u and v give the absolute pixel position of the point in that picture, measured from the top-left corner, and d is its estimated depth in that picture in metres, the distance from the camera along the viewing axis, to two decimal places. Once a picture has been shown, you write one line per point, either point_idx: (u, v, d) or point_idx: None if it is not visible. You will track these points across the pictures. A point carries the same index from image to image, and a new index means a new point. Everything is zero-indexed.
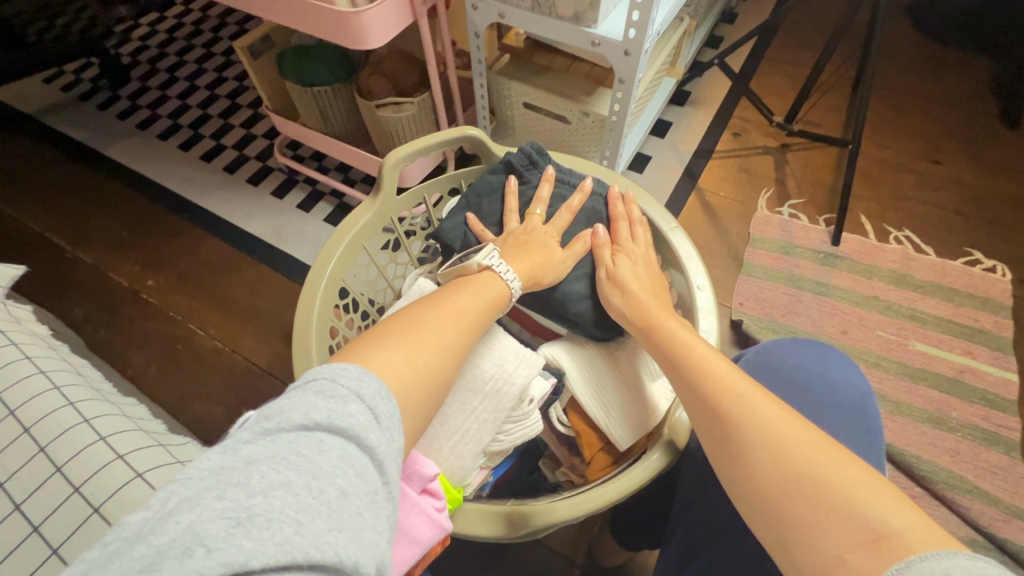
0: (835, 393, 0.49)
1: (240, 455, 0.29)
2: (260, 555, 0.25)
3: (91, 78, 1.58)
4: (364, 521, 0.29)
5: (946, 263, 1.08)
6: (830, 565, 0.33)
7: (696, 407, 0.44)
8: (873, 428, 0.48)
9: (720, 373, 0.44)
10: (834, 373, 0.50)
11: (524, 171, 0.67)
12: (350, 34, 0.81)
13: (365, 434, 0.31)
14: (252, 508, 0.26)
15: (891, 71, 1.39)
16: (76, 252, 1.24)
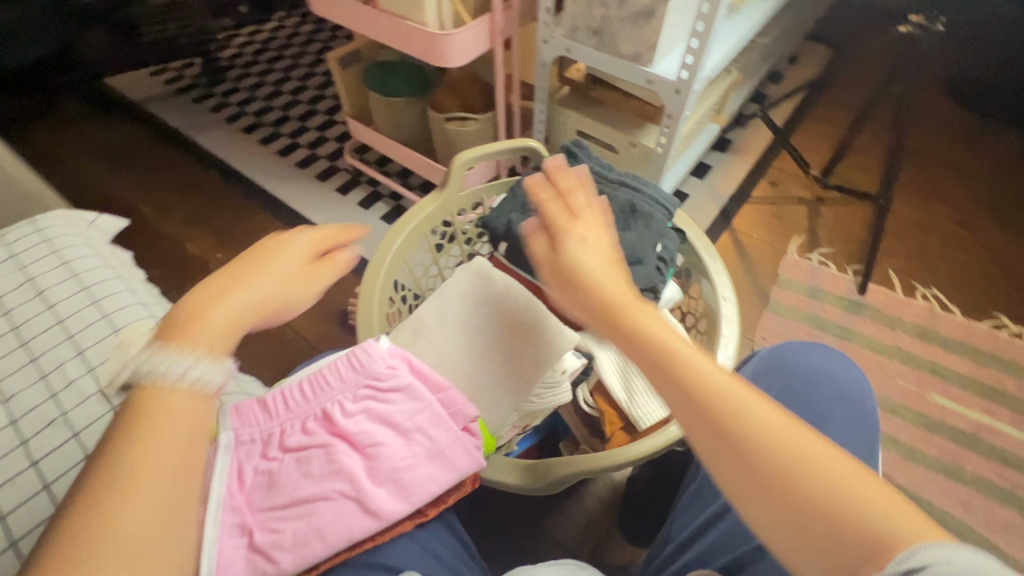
0: (837, 388, 0.53)
1: None
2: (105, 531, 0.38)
3: (191, 75, 1.78)
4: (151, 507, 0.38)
5: (972, 323, 1.11)
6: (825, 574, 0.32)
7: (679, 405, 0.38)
8: (869, 421, 0.52)
9: (701, 366, 0.38)
10: (839, 370, 0.54)
11: (565, 163, 0.70)
12: (436, 53, 0.93)
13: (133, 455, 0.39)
14: None
15: (929, 140, 1.44)
16: (159, 222, 1.38)
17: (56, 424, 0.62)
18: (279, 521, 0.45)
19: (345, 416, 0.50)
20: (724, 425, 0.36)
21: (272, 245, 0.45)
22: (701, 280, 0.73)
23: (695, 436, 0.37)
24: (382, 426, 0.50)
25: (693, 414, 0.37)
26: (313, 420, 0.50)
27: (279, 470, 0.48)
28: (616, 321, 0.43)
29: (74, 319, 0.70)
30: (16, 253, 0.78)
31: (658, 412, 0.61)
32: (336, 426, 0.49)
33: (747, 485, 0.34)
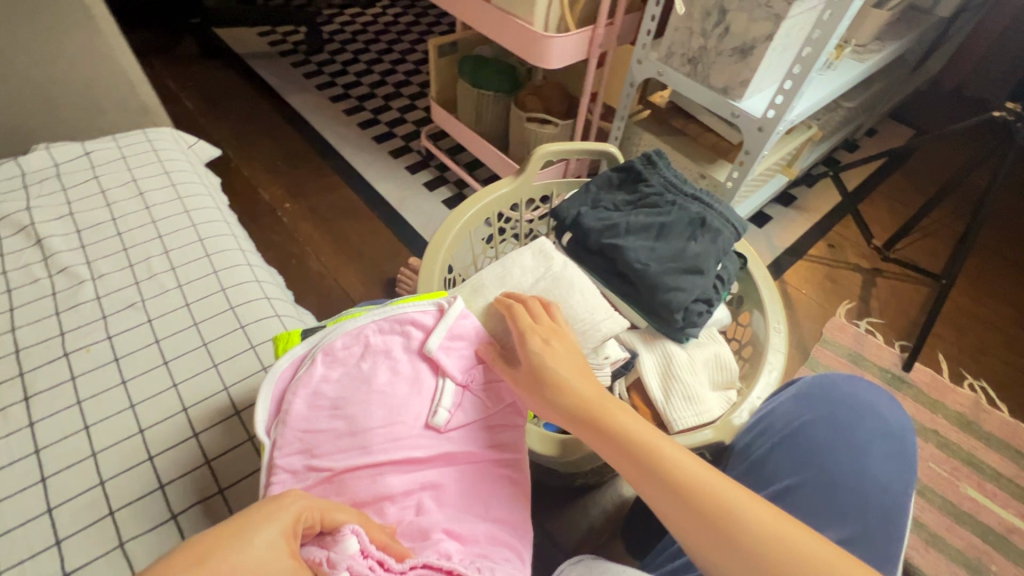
0: (879, 422, 0.53)
1: None
2: None
3: (294, 41, 1.90)
4: None
5: (1019, 425, 1.07)
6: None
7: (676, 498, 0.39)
8: (910, 460, 0.51)
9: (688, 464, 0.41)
10: (882, 404, 0.54)
11: (643, 170, 0.72)
12: (535, 52, 0.97)
13: None
14: None
15: (1000, 235, 1.41)
16: (240, 165, 1.47)
17: (135, 308, 0.67)
18: (325, 432, 0.48)
19: (403, 354, 0.54)
20: (706, 510, 0.38)
21: (235, 534, 0.32)
22: (753, 310, 0.73)
23: (673, 519, 0.39)
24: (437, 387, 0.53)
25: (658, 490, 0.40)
26: (388, 373, 0.52)
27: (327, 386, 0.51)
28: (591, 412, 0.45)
29: (167, 222, 0.77)
30: (126, 156, 0.85)
31: (692, 420, 0.62)
32: (392, 371, 0.52)
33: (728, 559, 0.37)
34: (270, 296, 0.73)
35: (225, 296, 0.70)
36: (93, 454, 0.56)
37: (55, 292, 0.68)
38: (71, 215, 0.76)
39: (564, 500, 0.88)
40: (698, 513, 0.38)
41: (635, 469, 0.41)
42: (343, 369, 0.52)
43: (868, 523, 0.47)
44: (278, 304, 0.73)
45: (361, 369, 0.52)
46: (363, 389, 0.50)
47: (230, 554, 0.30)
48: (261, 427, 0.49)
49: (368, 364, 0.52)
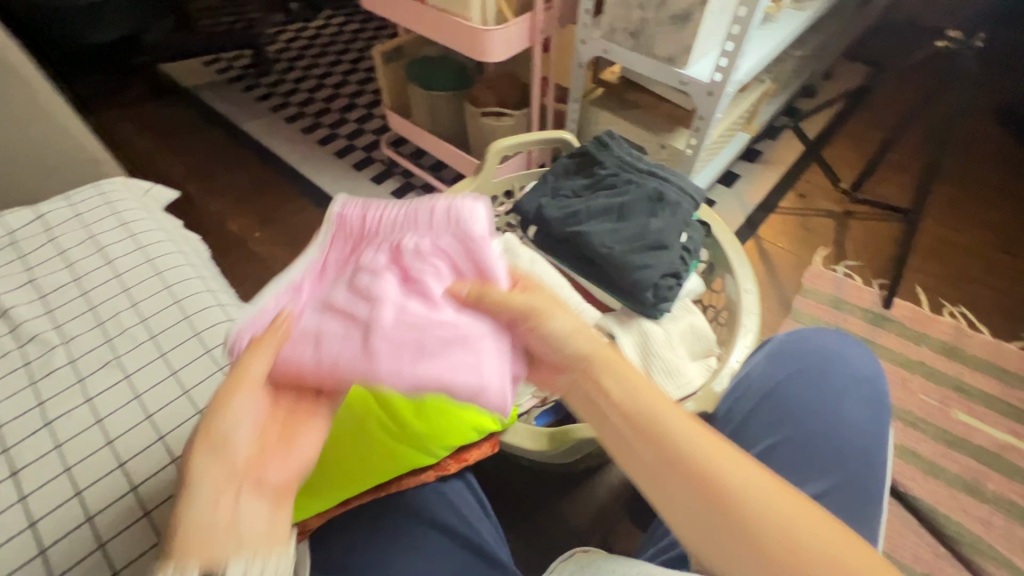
0: (850, 370, 0.55)
1: None
2: None
3: (241, 66, 1.87)
4: None
5: (1000, 343, 1.09)
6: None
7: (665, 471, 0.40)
8: (881, 404, 0.53)
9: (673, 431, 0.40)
10: (850, 351, 0.56)
11: (598, 153, 0.72)
12: (478, 47, 0.97)
13: None
14: None
15: (964, 160, 1.43)
16: (204, 200, 1.46)
17: (111, 366, 0.67)
18: (315, 316, 0.45)
19: (417, 258, 0.46)
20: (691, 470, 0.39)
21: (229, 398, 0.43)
22: (724, 275, 0.74)
23: (660, 476, 0.40)
24: (426, 311, 0.44)
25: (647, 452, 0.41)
26: (396, 245, 0.48)
27: (350, 275, 0.47)
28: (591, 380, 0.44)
29: (131, 274, 0.76)
30: (79, 212, 0.84)
31: (674, 393, 0.63)
32: (388, 276, 0.45)
33: (705, 520, 0.38)
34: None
35: (199, 336, 0.70)
36: (88, 518, 0.56)
37: (27, 363, 0.67)
38: (33, 282, 0.75)
39: (570, 486, 0.89)
40: (706, 497, 0.38)
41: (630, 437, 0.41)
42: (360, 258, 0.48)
43: (851, 470, 0.48)
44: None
45: (372, 262, 0.47)
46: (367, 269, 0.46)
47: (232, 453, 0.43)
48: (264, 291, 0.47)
49: (382, 264, 0.46)
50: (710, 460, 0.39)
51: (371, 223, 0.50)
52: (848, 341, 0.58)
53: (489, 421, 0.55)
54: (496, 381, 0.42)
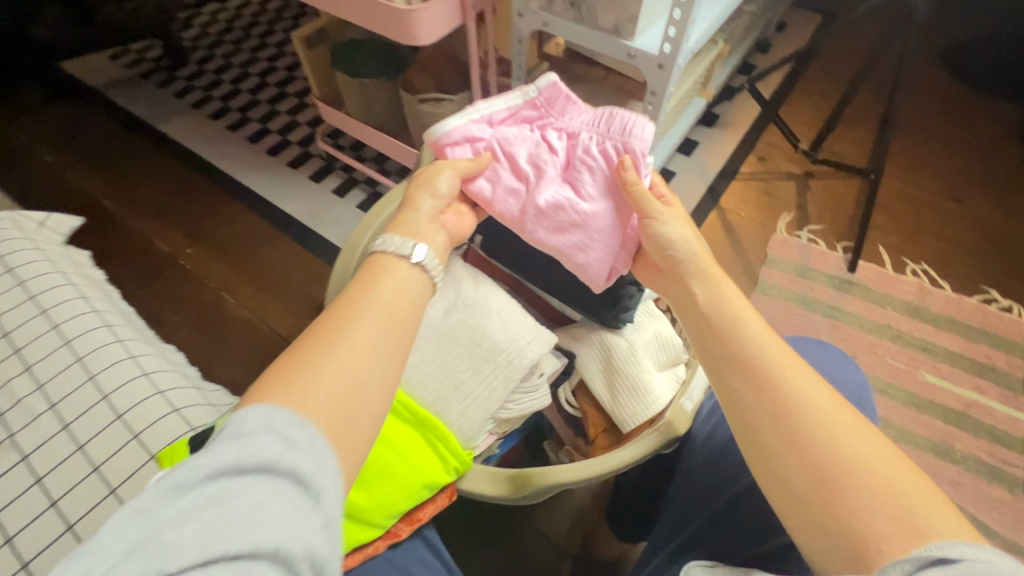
0: (831, 391, 0.56)
1: (189, 509, 0.32)
2: (182, 559, 0.31)
3: (152, 58, 1.68)
4: (282, 525, 0.33)
5: (961, 298, 1.09)
6: (871, 538, 0.38)
7: (759, 400, 0.44)
8: (869, 420, 0.53)
9: (773, 359, 0.45)
10: (829, 371, 0.57)
11: None
12: (402, 29, 0.87)
13: (288, 471, 0.35)
14: (160, 539, 0.31)
15: (920, 108, 1.41)
16: (125, 216, 1.32)
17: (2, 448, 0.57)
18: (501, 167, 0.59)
19: (582, 155, 0.58)
20: (792, 401, 0.43)
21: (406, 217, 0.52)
22: None
23: (764, 403, 0.44)
24: (572, 197, 0.58)
25: (750, 377, 0.45)
26: (572, 142, 0.59)
27: (530, 137, 0.60)
28: (727, 334, 0.47)
29: (19, 329, 0.64)
30: None
31: (643, 413, 0.58)
32: (557, 158, 0.59)
33: (801, 451, 0.42)
34: (152, 371, 0.64)
35: (95, 384, 0.61)
36: None
37: None
38: None
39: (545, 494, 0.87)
40: (795, 429, 0.42)
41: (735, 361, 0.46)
42: (536, 133, 0.60)
43: None
44: (163, 379, 0.63)
45: (543, 142, 0.59)
46: (543, 155, 0.59)
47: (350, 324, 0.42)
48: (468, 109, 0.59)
49: (557, 146, 0.59)
50: (807, 393, 0.43)
51: (564, 105, 0.60)
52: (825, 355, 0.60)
53: (442, 473, 0.50)
54: (597, 266, 0.58)
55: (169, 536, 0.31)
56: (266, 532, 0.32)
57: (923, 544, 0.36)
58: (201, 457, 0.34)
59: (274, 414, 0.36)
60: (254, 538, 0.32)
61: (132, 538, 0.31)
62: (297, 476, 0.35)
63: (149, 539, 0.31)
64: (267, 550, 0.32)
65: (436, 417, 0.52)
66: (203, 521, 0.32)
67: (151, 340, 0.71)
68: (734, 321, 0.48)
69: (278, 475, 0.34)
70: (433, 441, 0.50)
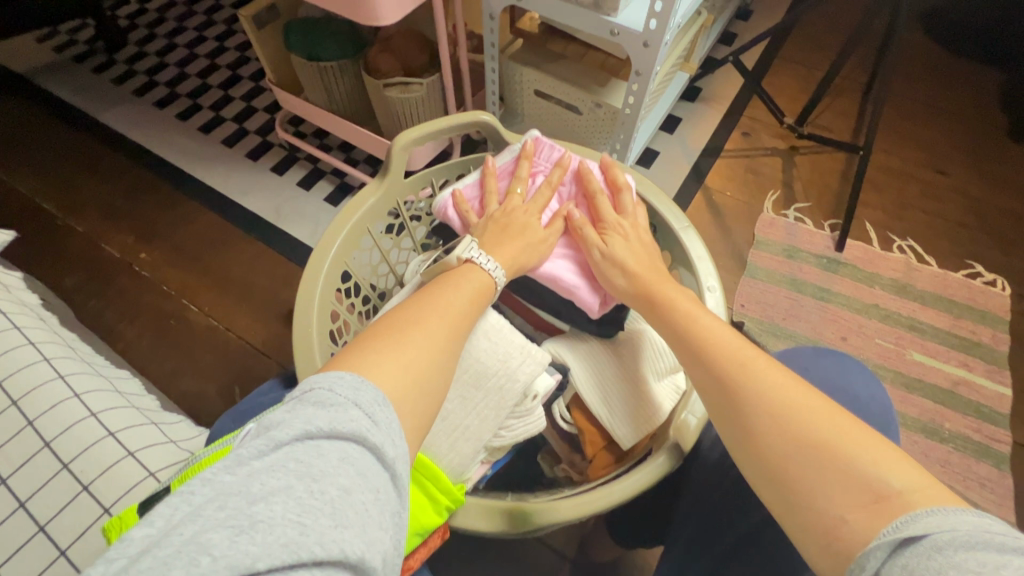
0: (856, 409, 0.50)
1: (254, 489, 0.27)
2: (266, 556, 0.25)
3: (86, 40, 1.53)
4: (370, 515, 0.28)
5: (947, 274, 1.09)
6: (831, 526, 0.35)
7: (698, 375, 0.44)
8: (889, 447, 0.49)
9: (711, 331, 0.46)
10: (853, 386, 0.52)
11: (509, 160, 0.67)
12: (361, 7, 0.78)
13: (370, 438, 0.30)
14: (253, 514, 0.26)
15: (903, 77, 1.38)
16: (68, 219, 1.21)
17: None
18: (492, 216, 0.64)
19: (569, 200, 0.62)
20: (724, 367, 0.43)
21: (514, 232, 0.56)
22: (681, 269, 0.66)
23: (702, 377, 0.44)
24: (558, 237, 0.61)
25: (690, 352, 0.45)
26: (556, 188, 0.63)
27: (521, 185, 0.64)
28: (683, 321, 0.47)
29: None
30: None
31: (640, 429, 0.55)
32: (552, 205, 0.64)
33: (738, 424, 0.40)
34: (100, 408, 0.57)
35: (36, 430, 0.54)
36: None
37: None
38: None
39: None
40: (733, 398, 0.41)
41: (675, 336, 0.47)
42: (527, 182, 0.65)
43: None
44: (113, 416, 0.57)
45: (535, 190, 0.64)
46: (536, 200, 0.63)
47: (432, 307, 0.42)
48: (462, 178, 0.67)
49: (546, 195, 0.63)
50: (748, 361, 0.42)
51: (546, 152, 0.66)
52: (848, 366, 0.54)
53: (433, 515, 0.45)
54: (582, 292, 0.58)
55: (262, 508, 0.26)
56: (358, 520, 0.27)
57: (892, 519, 0.32)
58: (288, 418, 0.30)
59: (356, 382, 0.33)
60: (344, 528, 0.27)
61: (209, 509, 0.26)
62: (383, 459, 0.31)
63: (238, 509, 0.26)
64: (353, 552, 0.27)
65: (424, 453, 0.47)
66: (294, 496, 0.27)
67: (100, 371, 0.64)
68: (684, 310, 0.48)
69: (366, 450, 0.30)
70: (422, 480, 0.45)
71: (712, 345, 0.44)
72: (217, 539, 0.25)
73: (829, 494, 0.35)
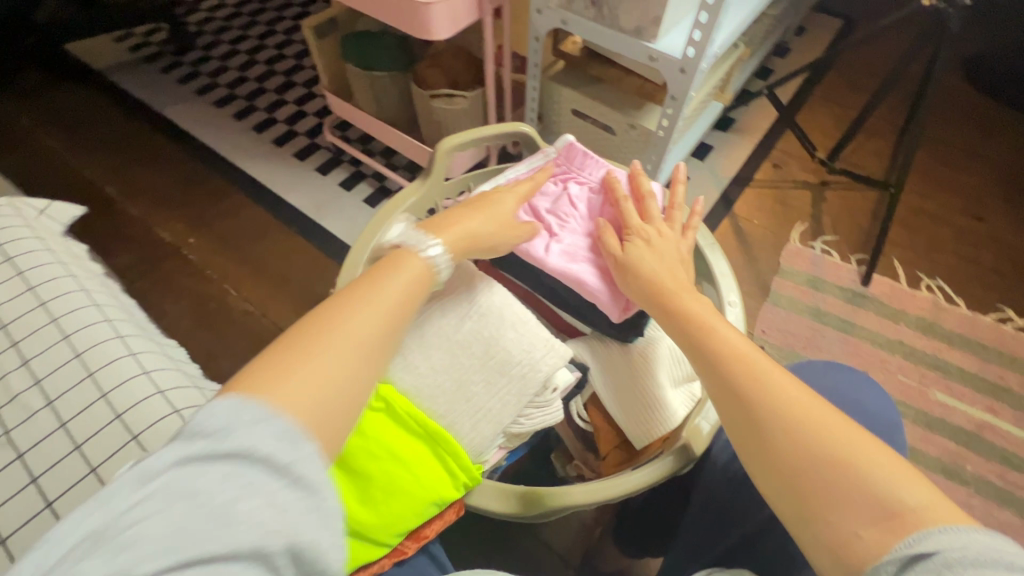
0: (866, 422, 0.52)
1: (142, 503, 0.29)
2: (150, 565, 0.28)
3: (158, 42, 1.65)
4: (259, 520, 0.30)
5: (976, 317, 1.07)
6: (846, 541, 0.36)
7: (716, 386, 0.45)
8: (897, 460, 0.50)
9: (729, 341, 0.46)
10: (865, 400, 0.53)
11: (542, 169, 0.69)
12: (416, 22, 0.84)
13: (261, 446, 0.32)
14: (137, 527, 0.29)
15: (940, 121, 1.38)
16: (127, 203, 1.30)
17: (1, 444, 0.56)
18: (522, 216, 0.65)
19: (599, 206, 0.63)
20: (741, 381, 0.43)
21: (474, 210, 0.55)
22: (704, 284, 0.68)
23: (718, 386, 0.44)
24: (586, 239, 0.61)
25: (707, 362, 0.46)
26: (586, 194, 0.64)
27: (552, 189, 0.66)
28: (699, 330, 0.48)
29: (17, 323, 0.63)
30: None
31: (654, 430, 0.57)
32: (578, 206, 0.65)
33: (752, 435, 0.41)
34: (150, 367, 0.62)
35: (94, 381, 0.59)
36: None
37: None
38: None
39: None
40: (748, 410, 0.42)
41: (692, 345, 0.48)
42: (559, 186, 0.66)
43: None
44: (162, 376, 0.61)
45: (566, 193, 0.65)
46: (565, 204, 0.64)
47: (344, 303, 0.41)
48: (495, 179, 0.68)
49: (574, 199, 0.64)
50: (765, 376, 0.43)
51: (583, 161, 0.67)
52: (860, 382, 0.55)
53: (451, 488, 0.47)
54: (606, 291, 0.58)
55: (146, 523, 0.29)
56: (245, 527, 0.30)
57: (905, 538, 0.34)
58: (181, 434, 0.32)
59: (262, 414, 0.33)
60: (231, 535, 0.30)
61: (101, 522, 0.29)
62: (275, 467, 0.32)
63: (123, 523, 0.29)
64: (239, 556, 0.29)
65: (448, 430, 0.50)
66: (178, 512, 0.29)
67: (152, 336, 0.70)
68: (701, 319, 0.48)
69: (256, 460, 0.31)
70: (443, 455, 0.48)
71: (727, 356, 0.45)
72: (152, 566, 0.28)
73: (844, 510, 0.36)
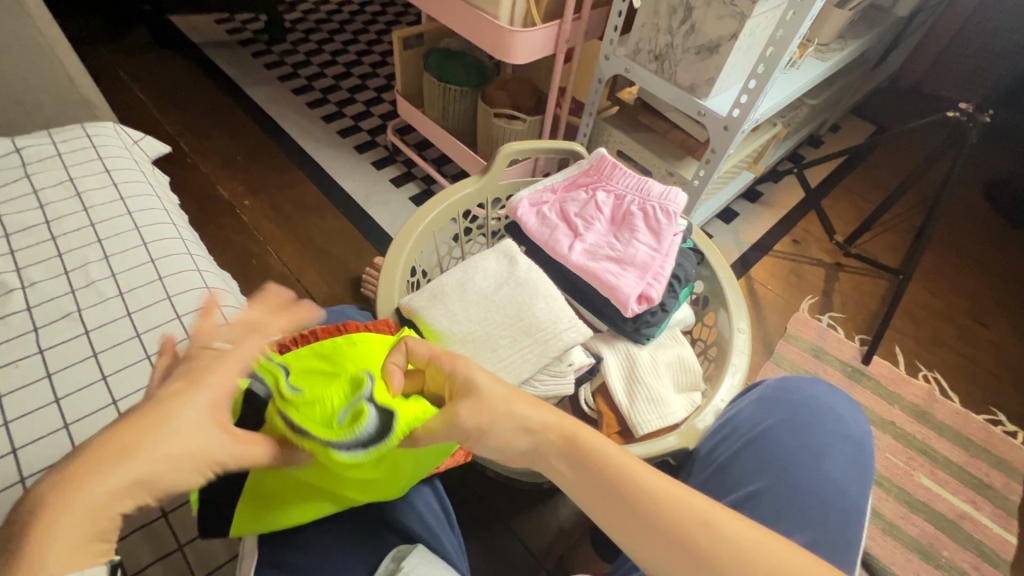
0: (840, 428, 0.59)
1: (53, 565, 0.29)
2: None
3: (253, 30, 1.82)
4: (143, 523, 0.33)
5: (968, 413, 1.11)
6: None
7: (665, 549, 0.39)
8: (865, 463, 0.57)
9: (642, 482, 0.40)
10: (840, 409, 0.60)
11: (577, 175, 0.75)
12: (500, 46, 0.95)
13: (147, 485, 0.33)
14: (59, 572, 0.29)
15: (954, 229, 1.47)
16: (197, 159, 1.41)
17: (71, 319, 0.64)
18: (555, 219, 0.71)
19: (625, 218, 0.69)
20: (679, 532, 0.39)
21: (194, 398, 0.36)
22: (718, 310, 0.73)
23: (654, 545, 0.39)
24: (612, 246, 0.67)
25: (636, 520, 0.40)
26: (614, 206, 0.70)
27: (583, 198, 0.72)
28: (615, 485, 0.40)
29: (106, 225, 0.73)
30: (62, 152, 0.80)
31: (656, 422, 0.62)
32: (605, 213, 0.70)
33: None
34: (221, 303, 0.71)
35: (164, 285, 0.69)
36: (22, 479, 0.53)
37: None
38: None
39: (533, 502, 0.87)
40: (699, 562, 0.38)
41: (611, 501, 0.40)
42: (588, 193, 0.72)
43: (829, 521, 0.52)
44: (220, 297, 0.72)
45: (593, 200, 0.71)
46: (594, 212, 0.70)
47: (195, 393, 0.36)
48: (534, 183, 0.74)
49: (606, 207, 0.70)
50: (693, 511, 0.40)
51: (611, 171, 0.72)
52: (836, 396, 0.63)
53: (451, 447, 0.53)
54: (629, 295, 0.63)
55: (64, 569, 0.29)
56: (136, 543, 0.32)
57: None
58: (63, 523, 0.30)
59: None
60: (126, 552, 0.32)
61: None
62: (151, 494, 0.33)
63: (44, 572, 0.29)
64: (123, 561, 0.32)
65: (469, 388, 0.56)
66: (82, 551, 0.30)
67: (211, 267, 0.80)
68: (625, 477, 0.41)
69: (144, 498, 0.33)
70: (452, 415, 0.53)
71: (657, 503, 0.40)
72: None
73: None
